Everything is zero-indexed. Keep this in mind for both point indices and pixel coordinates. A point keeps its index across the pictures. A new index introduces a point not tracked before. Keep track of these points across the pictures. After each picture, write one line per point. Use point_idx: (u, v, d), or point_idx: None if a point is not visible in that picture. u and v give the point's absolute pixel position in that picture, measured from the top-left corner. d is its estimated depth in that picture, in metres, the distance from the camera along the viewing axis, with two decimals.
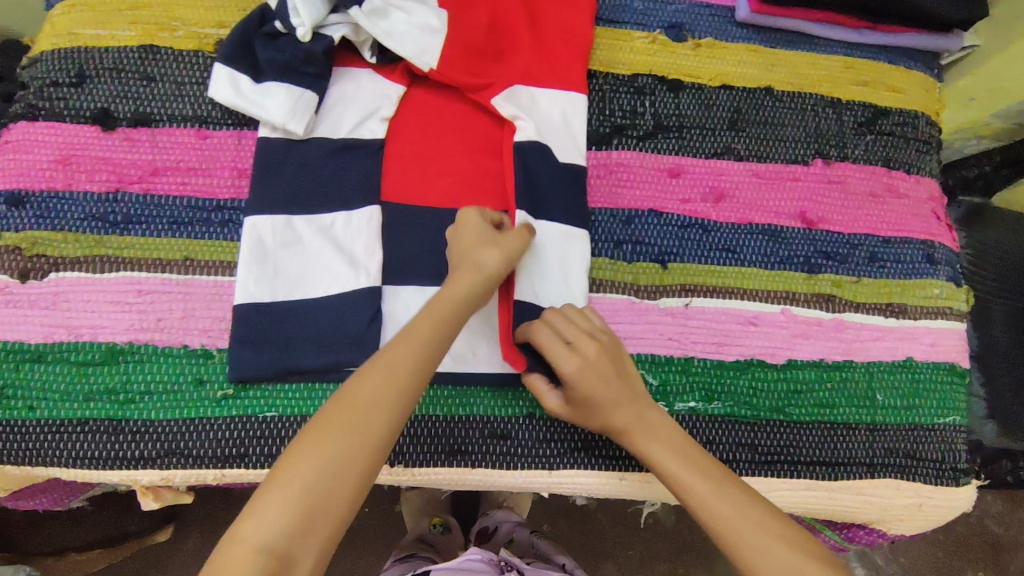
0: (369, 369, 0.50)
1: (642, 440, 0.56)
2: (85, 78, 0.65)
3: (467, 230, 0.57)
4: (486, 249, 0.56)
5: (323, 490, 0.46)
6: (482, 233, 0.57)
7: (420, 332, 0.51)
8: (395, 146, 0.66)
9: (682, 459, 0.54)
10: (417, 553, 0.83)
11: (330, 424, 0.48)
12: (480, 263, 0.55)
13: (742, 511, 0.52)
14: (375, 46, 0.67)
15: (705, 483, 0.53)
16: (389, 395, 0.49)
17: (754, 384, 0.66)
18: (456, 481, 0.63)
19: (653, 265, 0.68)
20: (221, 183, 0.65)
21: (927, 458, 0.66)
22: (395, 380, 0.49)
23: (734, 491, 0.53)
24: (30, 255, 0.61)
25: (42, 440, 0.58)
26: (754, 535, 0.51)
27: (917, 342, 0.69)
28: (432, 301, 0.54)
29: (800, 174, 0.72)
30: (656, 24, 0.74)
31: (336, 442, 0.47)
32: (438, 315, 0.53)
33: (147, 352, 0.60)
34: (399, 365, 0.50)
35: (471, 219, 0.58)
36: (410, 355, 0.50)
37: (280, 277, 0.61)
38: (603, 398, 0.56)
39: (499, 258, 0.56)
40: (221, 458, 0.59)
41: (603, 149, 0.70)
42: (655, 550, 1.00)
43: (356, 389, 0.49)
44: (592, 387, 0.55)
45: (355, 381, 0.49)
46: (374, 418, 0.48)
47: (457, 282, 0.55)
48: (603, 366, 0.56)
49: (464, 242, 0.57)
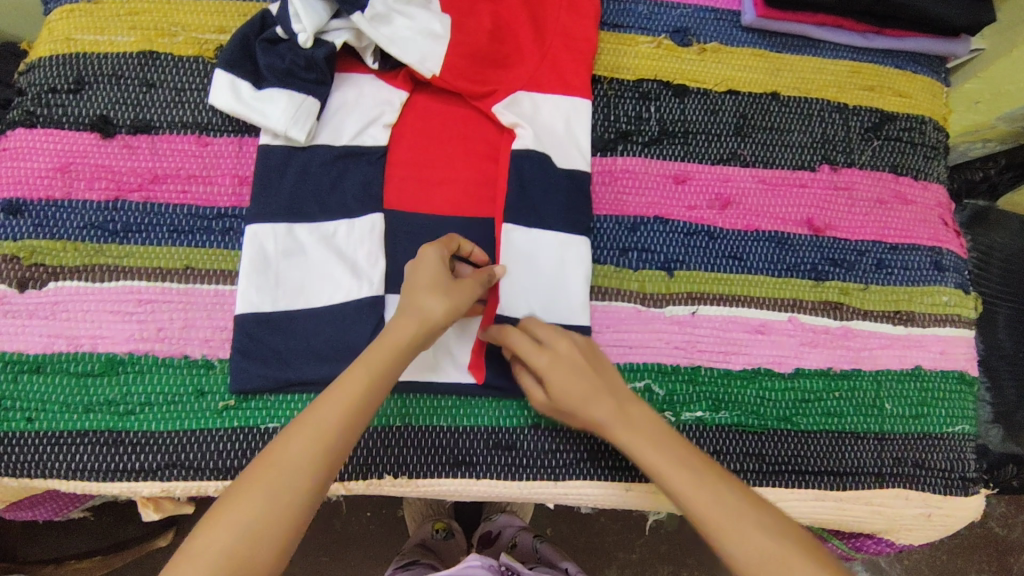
0: (295, 429, 0.49)
1: (621, 431, 0.54)
2: (84, 84, 0.65)
3: (422, 269, 0.54)
4: (434, 296, 0.53)
5: (242, 554, 0.45)
6: (434, 275, 0.54)
7: (353, 387, 0.50)
8: (398, 152, 0.66)
9: (658, 448, 0.52)
10: (419, 560, 0.82)
11: (253, 482, 0.47)
12: (422, 311, 0.53)
13: (721, 501, 0.49)
14: (377, 52, 0.67)
15: (684, 473, 0.51)
16: (314, 457, 0.48)
17: (761, 393, 0.65)
18: (461, 494, 0.62)
19: (659, 273, 0.67)
20: (222, 190, 0.64)
21: (936, 467, 0.66)
22: (322, 439, 0.48)
23: (715, 479, 0.51)
24: (28, 264, 0.60)
25: (41, 452, 0.57)
26: (735, 524, 0.48)
27: (925, 349, 0.68)
28: (368, 351, 0.52)
29: (806, 181, 0.71)
30: (660, 29, 0.73)
31: (256, 504, 0.46)
32: (377, 364, 0.51)
33: (147, 362, 0.59)
34: (327, 424, 0.48)
35: (429, 259, 0.55)
36: (339, 412, 0.49)
37: (281, 286, 0.61)
38: (577, 392, 0.54)
39: (443, 307, 0.53)
40: (223, 470, 0.58)
41: (608, 155, 0.70)
42: (658, 553, 0.99)
43: (280, 450, 0.48)
44: (562, 381, 0.54)
45: (281, 440, 0.48)
46: (297, 479, 0.47)
47: (400, 328, 0.52)
48: (572, 359, 0.55)
49: (412, 280, 0.55)
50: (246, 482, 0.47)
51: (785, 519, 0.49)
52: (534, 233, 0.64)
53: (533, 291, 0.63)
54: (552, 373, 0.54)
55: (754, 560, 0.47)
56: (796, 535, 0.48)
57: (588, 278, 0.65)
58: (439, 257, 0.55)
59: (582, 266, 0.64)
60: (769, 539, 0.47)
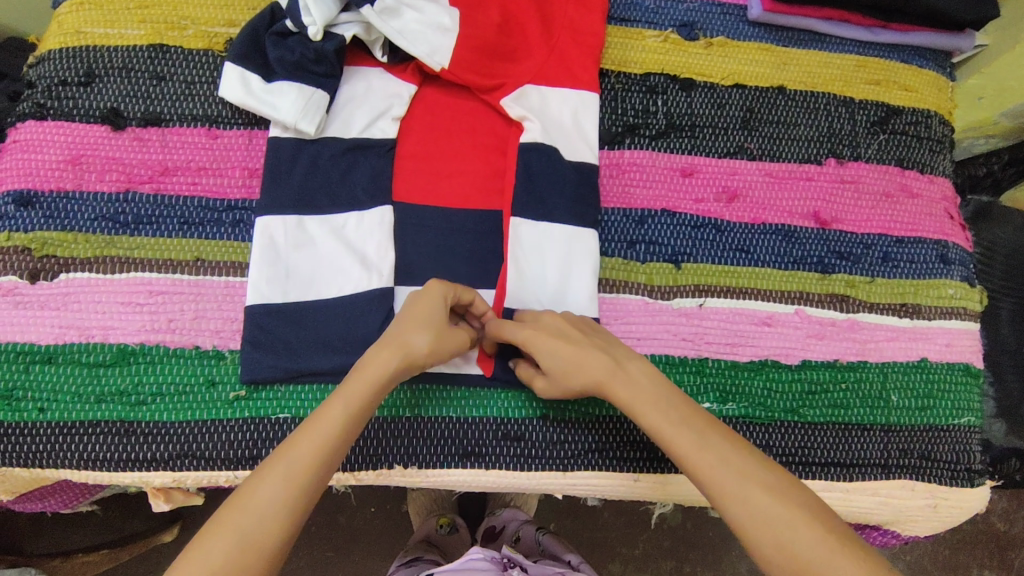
0: (268, 468, 0.48)
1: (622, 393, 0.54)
2: (94, 77, 0.65)
3: (422, 305, 0.55)
4: (425, 334, 0.53)
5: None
6: (431, 314, 0.54)
7: (326, 425, 0.50)
8: (407, 145, 0.66)
9: (657, 408, 0.52)
10: (422, 555, 0.82)
11: (237, 508, 0.47)
12: (407, 346, 0.53)
13: (722, 462, 0.50)
14: (386, 45, 0.67)
15: (687, 432, 0.51)
16: (289, 494, 0.47)
17: (768, 384, 0.65)
18: (470, 484, 0.63)
19: (666, 266, 0.68)
20: (232, 183, 0.64)
21: (942, 459, 0.66)
22: (297, 477, 0.48)
23: (718, 439, 0.51)
24: (39, 256, 0.61)
25: (54, 441, 0.58)
26: (736, 483, 0.49)
27: (931, 342, 0.68)
28: (342, 387, 0.52)
29: (813, 174, 0.71)
30: (667, 23, 0.73)
31: (239, 532, 0.46)
32: (353, 398, 0.51)
33: (159, 353, 0.60)
34: (301, 461, 0.48)
35: (430, 296, 0.55)
36: (312, 449, 0.49)
37: (292, 278, 0.61)
38: (571, 358, 0.55)
39: (427, 349, 0.53)
40: (234, 459, 0.58)
41: (615, 149, 0.70)
42: (662, 549, 1.00)
43: (252, 488, 0.47)
44: (555, 349, 0.55)
45: (253, 480, 0.48)
46: (272, 517, 0.47)
47: (381, 359, 0.52)
48: (557, 330, 0.57)
49: (406, 314, 0.55)
50: (216, 524, 0.47)
51: (789, 479, 0.50)
52: (542, 226, 0.64)
53: (541, 283, 0.63)
54: (539, 347, 0.56)
55: (754, 517, 0.47)
56: (799, 495, 0.48)
57: (597, 271, 0.65)
58: (444, 299, 0.55)
59: (590, 258, 0.64)
60: (772, 499, 0.48)
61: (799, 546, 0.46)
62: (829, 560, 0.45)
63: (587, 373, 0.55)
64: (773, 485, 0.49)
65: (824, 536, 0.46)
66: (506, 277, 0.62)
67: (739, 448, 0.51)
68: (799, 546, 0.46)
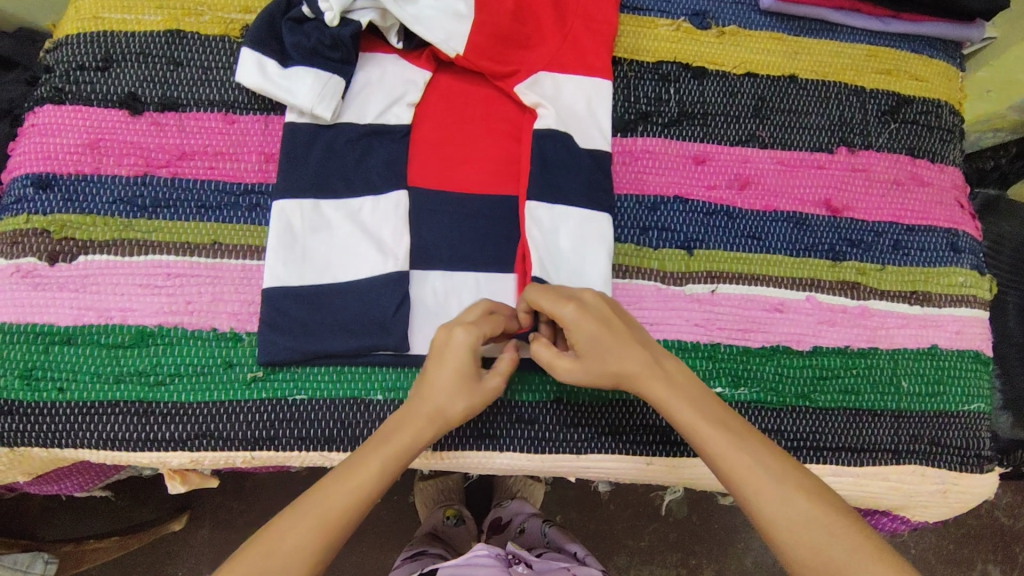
0: (299, 510, 0.49)
1: (656, 386, 0.54)
2: (112, 62, 0.65)
3: (451, 361, 0.52)
4: (459, 398, 0.53)
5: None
6: (459, 371, 0.53)
7: (360, 478, 0.50)
8: (422, 130, 0.67)
9: (691, 404, 0.52)
10: (428, 549, 0.82)
11: (270, 540, 0.48)
12: (440, 415, 0.53)
13: (756, 461, 0.50)
14: (401, 32, 0.67)
15: (722, 432, 0.51)
16: (318, 537, 0.48)
17: (779, 369, 0.66)
18: (483, 466, 0.63)
19: (678, 252, 0.68)
20: (249, 167, 0.65)
21: (952, 445, 0.66)
22: (329, 522, 0.49)
23: (752, 439, 0.51)
24: (59, 238, 0.61)
25: (73, 421, 0.58)
26: (770, 484, 0.49)
27: (941, 329, 0.69)
28: (378, 445, 0.52)
29: (824, 162, 0.72)
30: (679, 12, 0.74)
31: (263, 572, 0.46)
32: (389, 457, 0.51)
33: (177, 334, 0.60)
34: (333, 508, 0.49)
35: (457, 351, 0.52)
36: (346, 498, 0.49)
37: (308, 262, 0.61)
38: (609, 343, 0.54)
39: (461, 414, 0.54)
40: (252, 440, 0.59)
41: (627, 136, 0.70)
42: (667, 542, 1.00)
43: (283, 524, 0.48)
44: (593, 330, 0.54)
45: (283, 519, 0.49)
46: (298, 555, 0.47)
47: (415, 427, 0.53)
48: (599, 311, 0.55)
49: (440, 371, 0.53)
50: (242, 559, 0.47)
51: (819, 483, 0.50)
52: (556, 209, 0.64)
53: (556, 264, 0.63)
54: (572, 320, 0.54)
55: (782, 514, 0.48)
56: (832, 499, 0.49)
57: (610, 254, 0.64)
58: (468, 346, 0.52)
59: (603, 241, 0.64)
60: (805, 502, 0.48)
61: (826, 547, 0.47)
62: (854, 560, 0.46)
63: (623, 361, 0.54)
64: (808, 488, 0.49)
65: (852, 540, 0.47)
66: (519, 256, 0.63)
67: (773, 453, 0.51)
68: (826, 545, 0.47)
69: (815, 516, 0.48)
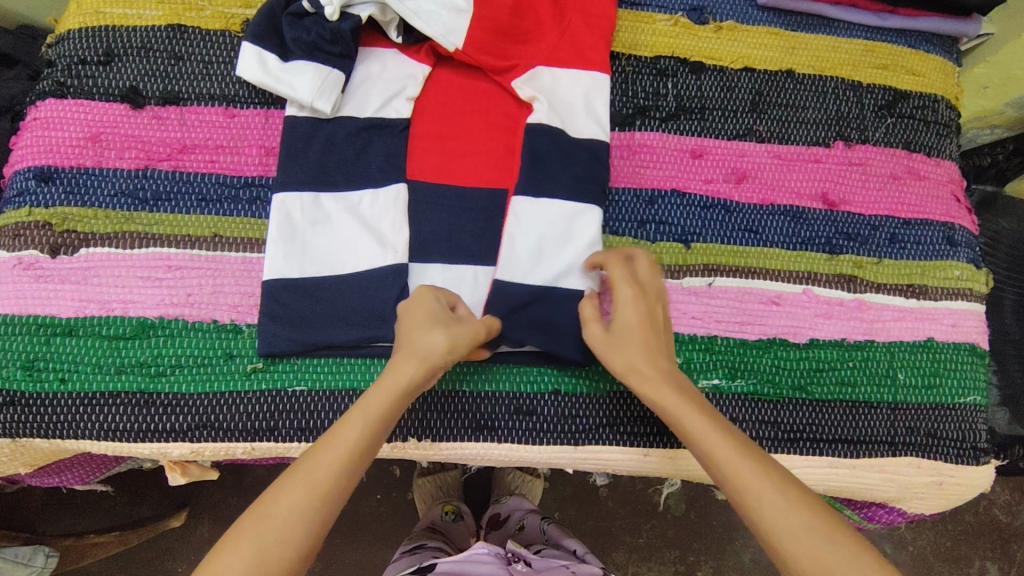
0: (287, 479, 0.49)
1: (665, 386, 0.54)
2: (113, 56, 0.66)
3: (420, 310, 0.56)
4: (435, 332, 0.54)
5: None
6: (429, 315, 0.55)
7: (347, 436, 0.50)
8: (422, 124, 0.67)
9: (699, 407, 0.53)
10: (427, 544, 0.82)
11: (262, 512, 0.48)
12: (422, 351, 0.53)
13: (757, 466, 0.49)
14: (400, 27, 0.67)
15: (725, 440, 0.51)
16: (308, 501, 0.48)
17: (777, 362, 0.66)
18: (481, 457, 0.64)
19: (676, 245, 0.69)
20: (249, 161, 0.65)
21: (948, 437, 0.67)
22: (318, 485, 0.48)
23: (753, 450, 0.51)
24: (60, 231, 0.62)
25: (74, 412, 0.59)
26: (771, 493, 0.48)
27: (937, 322, 0.69)
28: (360, 404, 0.52)
29: (821, 156, 0.72)
30: (677, 7, 0.74)
31: (252, 546, 0.46)
32: (373, 410, 0.51)
33: (178, 326, 0.61)
34: (320, 474, 0.49)
35: (425, 300, 0.56)
36: (332, 459, 0.49)
37: (308, 254, 0.62)
38: (650, 330, 0.56)
39: (444, 345, 0.53)
40: (251, 431, 0.60)
41: (626, 130, 0.71)
42: (666, 538, 1.00)
43: (274, 494, 0.48)
44: (643, 316, 0.56)
45: (272, 490, 0.49)
46: (294, 528, 0.47)
47: (399, 371, 0.53)
48: (653, 306, 0.58)
49: (413, 321, 0.55)
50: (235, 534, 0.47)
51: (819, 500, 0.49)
52: (545, 204, 0.64)
53: (539, 255, 0.63)
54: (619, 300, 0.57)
55: (782, 519, 0.47)
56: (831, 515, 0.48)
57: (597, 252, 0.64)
58: (431, 297, 0.57)
59: (591, 236, 0.64)
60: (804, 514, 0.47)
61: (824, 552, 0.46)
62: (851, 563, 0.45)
63: (654, 349, 0.56)
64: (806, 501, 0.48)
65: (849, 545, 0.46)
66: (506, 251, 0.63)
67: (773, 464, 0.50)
68: (827, 557, 0.45)
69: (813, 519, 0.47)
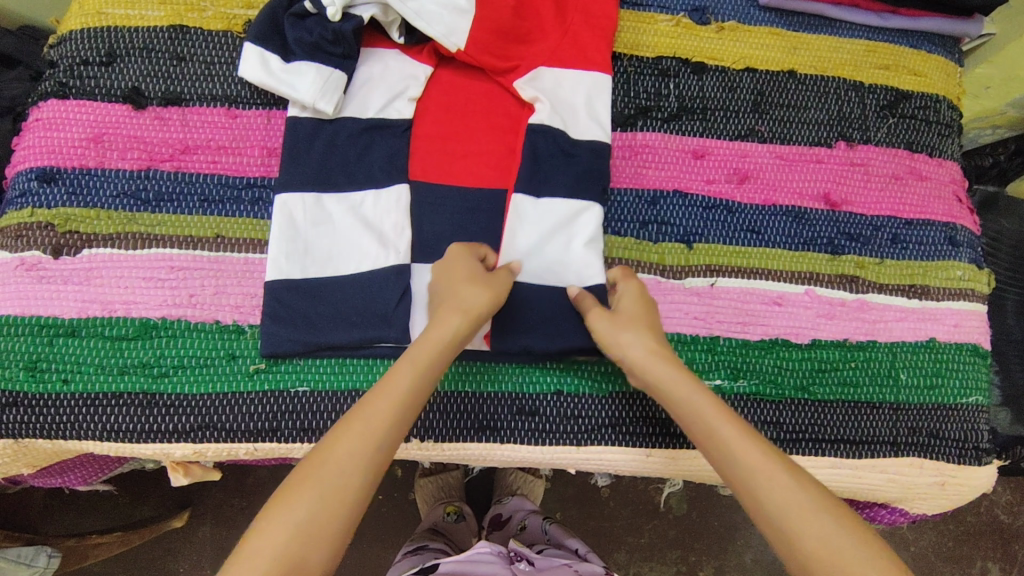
0: (344, 425, 0.50)
1: (670, 368, 0.55)
2: (115, 57, 0.66)
3: (458, 265, 0.58)
4: (479, 288, 0.56)
5: (302, 544, 0.46)
6: (467, 271, 0.57)
7: (401, 383, 0.52)
8: (424, 125, 0.67)
9: (702, 390, 0.54)
10: (428, 544, 0.82)
11: (320, 461, 0.48)
12: (467, 304, 0.55)
13: (765, 452, 0.50)
14: (402, 27, 0.67)
15: (729, 423, 0.52)
16: (370, 444, 0.49)
17: (779, 363, 0.66)
18: (484, 458, 0.64)
19: (678, 245, 0.69)
20: (251, 162, 0.65)
21: (950, 438, 0.67)
22: (377, 429, 0.50)
23: (756, 435, 0.52)
24: (62, 231, 0.62)
25: (77, 412, 0.59)
26: (777, 477, 0.49)
27: (939, 322, 0.69)
28: (410, 352, 0.54)
29: (823, 156, 0.72)
30: (679, 7, 0.74)
31: (315, 489, 0.47)
32: (420, 362, 0.53)
33: (180, 327, 0.61)
34: (377, 419, 0.50)
35: (460, 257, 0.58)
36: (388, 404, 0.51)
37: (310, 254, 0.62)
38: (650, 318, 0.59)
39: (487, 299, 0.56)
40: (254, 431, 0.60)
41: (627, 130, 0.71)
42: (667, 538, 1.00)
43: (330, 442, 0.49)
44: (643, 306, 0.59)
45: (334, 434, 0.50)
46: (356, 470, 0.48)
47: (445, 323, 0.55)
48: (649, 301, 0.61)
49: (451, 276, 0.57)
50: (297, 481, 0.48)
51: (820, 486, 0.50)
52: (544, 204, 0.65)
53: (541, 255, 0.64)
54: (623, 294, 0.60)
55: (790, 506, 0.48)
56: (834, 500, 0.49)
57: (598, 248, 0.64)
58: (465, 254, 0.59)
59: (590, 232, 0.64)
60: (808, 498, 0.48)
61: (835, 543, 0.46)
62: (863, 560, 0.45)
63: (656, 333, 0.58)
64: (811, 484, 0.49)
65: (860, 540, 0.46)
66: (509, 252, 0.64)
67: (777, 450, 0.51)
68: (836, 542, 0.46)
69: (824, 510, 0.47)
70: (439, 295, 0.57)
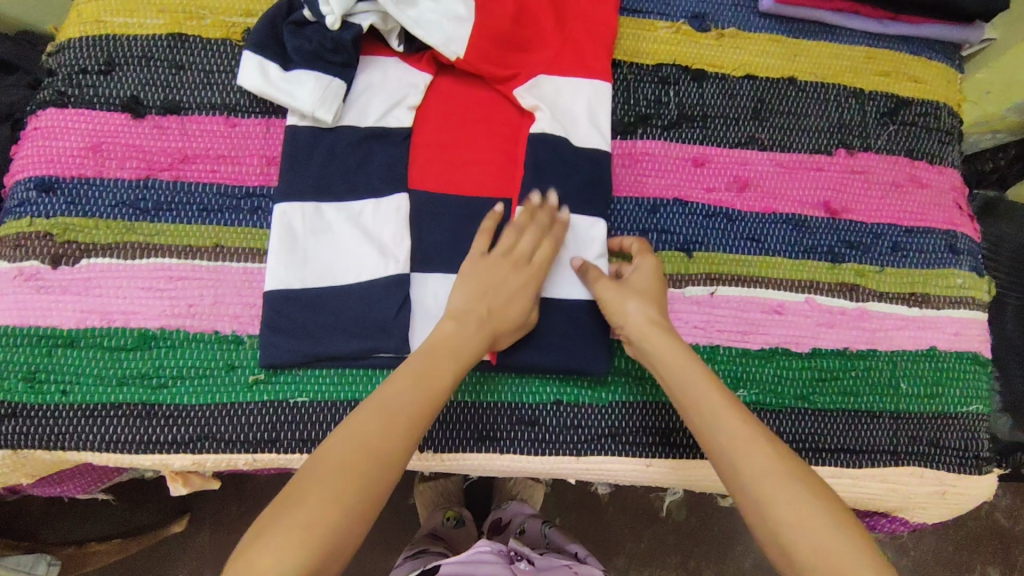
0: (381, 409, 0.52)
1: (660, 339, 0.57)
2: (114, 66, 0.66)
3: (501, 285, 0.59)
4: (512, 325, 0.59)
5: (338, 515, 0.47)
6: (509, 295, 0.59)
7: (438, 379, 0.55)
8: (423, 134, 0.67)
9: (692, 361, 0.56)
10: (428, 548, 0.82)
11: (356, 439, 0.51)
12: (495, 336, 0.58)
13: (746, 424, 0.52)
14: (402, 35, 0.67)
15: (714, 394, 0.54)
16: (405, 430, 0.52)
17: (779, 372, 0.66)
18: (484, 468, 0.64)
19: (678, 254, 0.69)
20: (250, 170, 0.65)
21: (950, 447, 0.67)
22: (412, 417, 0.52)
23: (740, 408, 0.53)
24: (62, 241, 0.61)
25: (76, 423, 0.59)
26: (754, 447, 0.50)
27: (940, 331, 0.69)
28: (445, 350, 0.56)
29: (823, 164, 0.72)
30: (678, 14, 0.74)
31: (351, 466, 0.49)
32: (455, 368, 0.56)
33: (179, 337, 0.61)
34: (413, 408, 0.53)
35: (505, 276, 0.59)
36: (424, 396, 0.54)
37: (309, 264, 0.62)
38: (655, 290, 0.61)
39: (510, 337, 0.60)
40: (253, 441, 0.60)
41: (627, 138, 0.71)
42: (667, 543, 1.00)
43: (367, 423, 0.51)
44: (652, 280, 0.62)
45: (369, 416, 0.52)
46: (389, 453, 0.51)
47: (479, 337, 0.57)
48: (662, 277, 0.63)
49: (492, 296, 0.58)
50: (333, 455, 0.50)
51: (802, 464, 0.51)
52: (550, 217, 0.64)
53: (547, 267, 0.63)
54: (638, 268, 0.63)
55: (768, 481, 0.49)
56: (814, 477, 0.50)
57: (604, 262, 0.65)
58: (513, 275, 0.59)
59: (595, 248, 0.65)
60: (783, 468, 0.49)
61: (803, 513, 0.47)
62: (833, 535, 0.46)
63: (659, 305, 0.60)
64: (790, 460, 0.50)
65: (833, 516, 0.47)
66: None
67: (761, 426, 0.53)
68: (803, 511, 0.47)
69: (800, 485, 0.49)
70: (467, 296, 0.59)
